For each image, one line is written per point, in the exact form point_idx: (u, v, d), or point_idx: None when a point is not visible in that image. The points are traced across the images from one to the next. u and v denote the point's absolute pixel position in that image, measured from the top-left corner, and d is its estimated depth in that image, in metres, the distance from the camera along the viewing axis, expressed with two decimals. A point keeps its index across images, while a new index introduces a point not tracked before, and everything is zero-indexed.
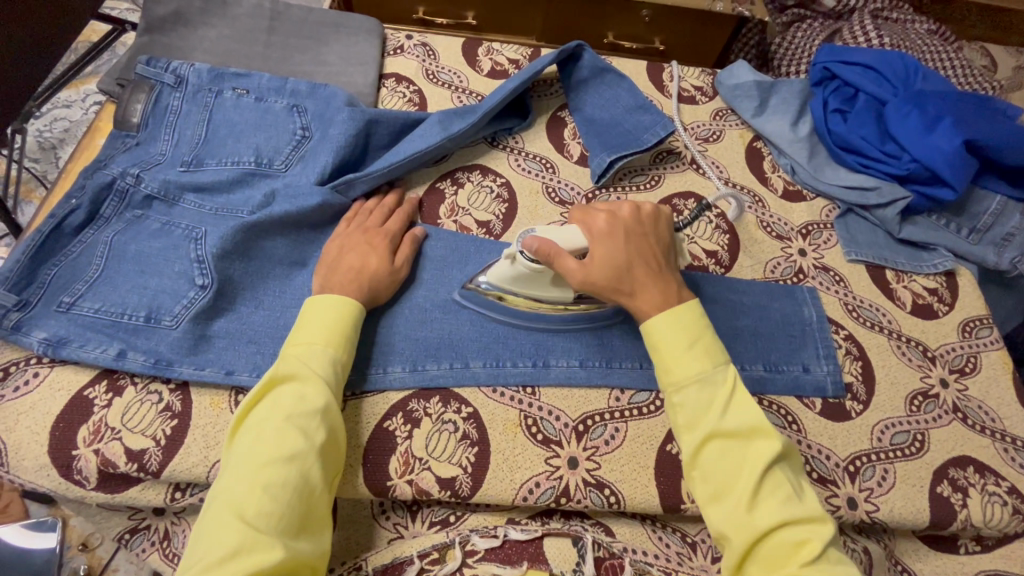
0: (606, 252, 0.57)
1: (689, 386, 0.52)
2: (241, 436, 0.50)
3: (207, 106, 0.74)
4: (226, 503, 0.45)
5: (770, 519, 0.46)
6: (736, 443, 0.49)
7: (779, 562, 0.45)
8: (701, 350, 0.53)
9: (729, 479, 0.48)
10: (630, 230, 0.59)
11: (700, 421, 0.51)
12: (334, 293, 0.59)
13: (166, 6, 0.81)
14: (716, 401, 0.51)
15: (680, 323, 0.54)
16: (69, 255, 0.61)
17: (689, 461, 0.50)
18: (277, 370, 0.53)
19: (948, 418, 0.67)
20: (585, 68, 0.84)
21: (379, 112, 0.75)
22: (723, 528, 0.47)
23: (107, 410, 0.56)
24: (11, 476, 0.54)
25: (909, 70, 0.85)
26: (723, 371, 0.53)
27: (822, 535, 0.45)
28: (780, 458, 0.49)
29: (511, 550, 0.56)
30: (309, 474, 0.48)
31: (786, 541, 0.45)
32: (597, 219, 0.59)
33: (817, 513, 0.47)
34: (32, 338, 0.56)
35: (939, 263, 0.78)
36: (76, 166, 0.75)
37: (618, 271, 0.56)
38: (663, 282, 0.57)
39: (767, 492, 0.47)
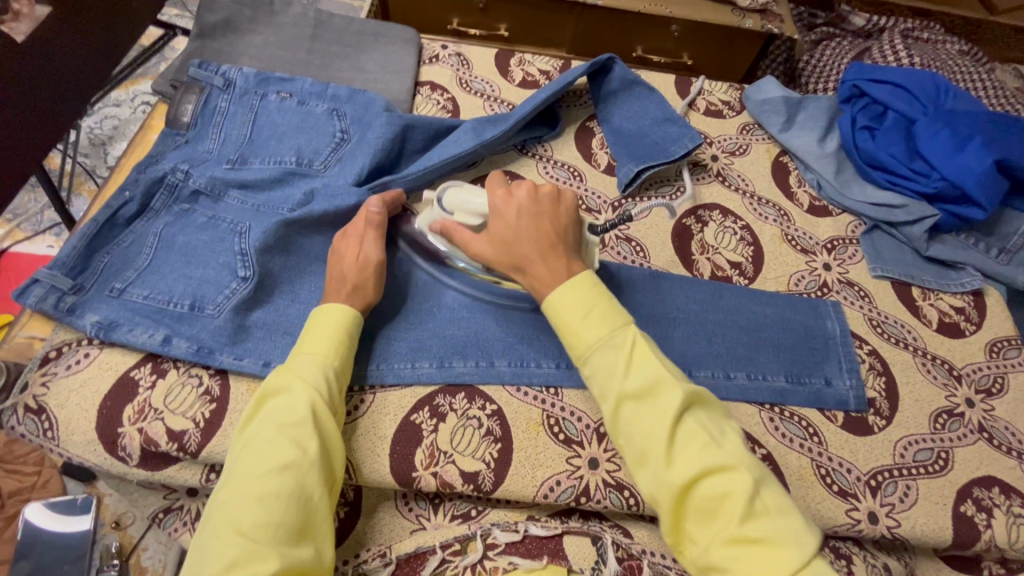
0: (495, 233, 0.59)
1: (592, 355, 0.52)
2: (239, 448, 0.50)
3: (253, 108, 0.77)
4: (224, 517, 0.45)
5: (687, 473, 0.46)
6: (646, 403, 0.49)
7: (712, 517, 0.45)
8: (599, 316, 0.53)
9: (647, 439, 0.48)
10: (518, 208, 0.59)
11: (610, 387, 0.51)
12: (331, 303, 0.59)
13: (218, 13, 0.85)
14: (619, 364, 0.50)
15: (578, 291, 0.54)
16: (121, 244, 0.65)
17: (612, 429, 0.51)
18: (269, 382, 0.53)
19: (972, 437, 0.67)
20: (615, 81, 0.86)
21: (414, 117, 0.78)
22: (651, 490, 0.48)
23: (151, 391, 0.59)
24: (60, 450, 0.57)
25: (939, 91, 0.85)
26: (624, 332, 0.52)
27: (743, 484, 0.45)
28: (689, 407, 0.49)
29: (530, 545, 0.58)
30: (305, 482, 0.48)
31: (711, 494, 0.46)
32: (495, 194, 0.61)
33: (732, 460, 0.47)
34: (85, 320, 0.60)
35: (967, 281, 0.78)
36: (129, 161, 0.79)
37: (508, 250, 0.58)
38: (549, 257, 0.56)
39: (684, 445, 0.47)
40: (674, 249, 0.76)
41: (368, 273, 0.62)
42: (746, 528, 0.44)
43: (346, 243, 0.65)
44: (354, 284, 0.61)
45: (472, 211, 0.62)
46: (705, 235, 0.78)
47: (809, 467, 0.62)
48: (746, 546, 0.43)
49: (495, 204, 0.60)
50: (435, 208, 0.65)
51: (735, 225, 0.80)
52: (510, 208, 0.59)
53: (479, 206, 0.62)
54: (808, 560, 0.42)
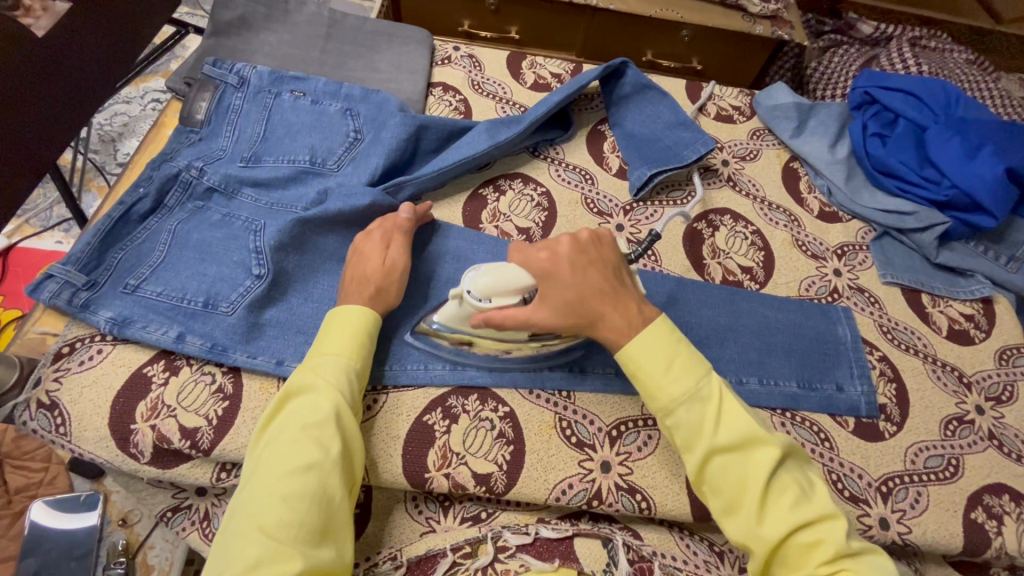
0: (555, 296, 0.54)
1: (678, 408, 0.51)
2: (262, 448, 0.50)
3: (267, 106, 0.78)
4: (249, 516, 0.45)
5: (780, 529, 0.47)
6: (736, 457, 0.50)
7: (801, 564, 0.47)
8: (683, 367, 0.52)
9: (739, 491, 0.49)
10: (570, 263, 0.55)
11: (696, 441, 0.51)
12: (350, 303, 0.59)
13: (233, 12, 0.86)
14: (709, 418, 0.51)
15: (659, 342, 0.53)
16: (134, 241, 0.65)
17: (697, 479, 0.51)
18: (291, 382, 0.53)
19: (982, 444, 0.67)
20: (628, 85, 0.86)
21: (428, 118, 0.78)
22: (742, 540, 0.49)
23: (164, 388, 0.59)
24: (72, 446, 0.57)
25: (950, 98, 0.85)
26: (708, 383, 0.52)
27: (839, 534, 0.47)
28: (780, 460, 0.50)
29: (541, 548, 0.58)
30: (327, 482, 0.48)
31: (802, 543, 0.47)
32: (538, 256, 0.55)
33: (825, 508, 0.48)
34: (99, 316, 0.60)
35: (976, 289, 0.78)
36: (143, 157, 0.79)
37: (576, 309, 0.54)
38: (624, 304, 0.55)
39: (774, 499, 0.48)
40: (685, 253, 0.77)
41: (393, 278, 0.62)
42: (834, 572, 0.46)
43: (369, 242, 0.64)
44: (367, 283, 0.61)
45: (513, 288, 0.54)
46: (717, 240, 0.78)
47: (821, 473, 0.62)
48: None
49: (542, 268, 0.55)
50: (465, 303, 0.56)
51: (745, 230, 0.80)
52: (565, 269, 0.55)
53: (519, 282, 0.54)
54: None
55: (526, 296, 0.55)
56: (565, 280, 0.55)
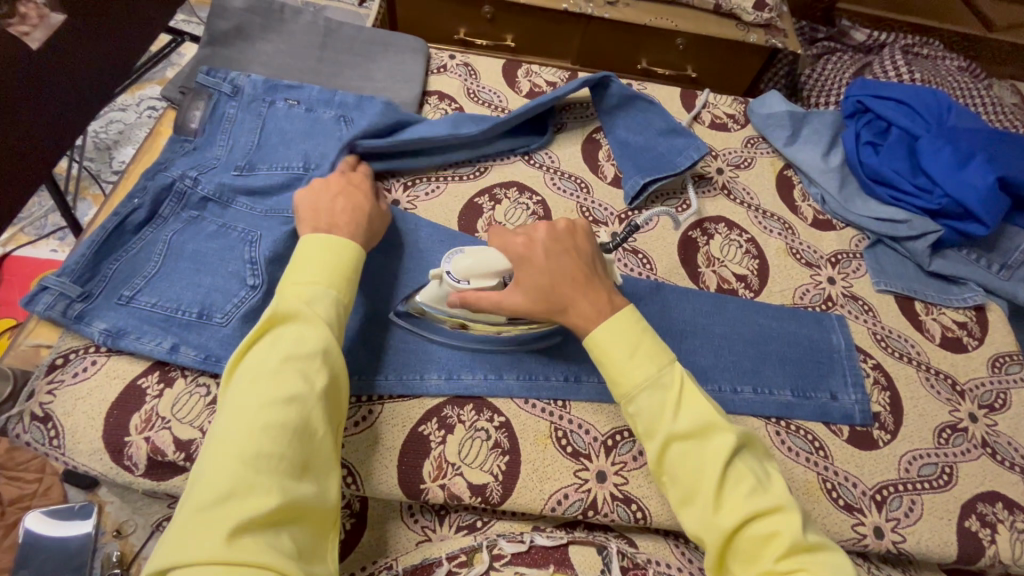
0: (528, 277, 0.57)
1: (640, 395, 0.51)
2: (240, 375, 0.49)
3: (261, 115, 0.78)
4: (229, 442, 0.44)
5: (736, 517, 0.47)
6: (694, 444, 0.50)
7: (754, 556, 0.46)
8: (646, 354, 0.53)
9: (695, 480, 0.49)
10: (544, 249, 0.58)
11: (656, 427, 0.51)
12: (335, 237, 0.59)
13: (228, 21, 0.85)
14: (667, 405, 0.51)
15: (623, 331, 0.54)
16: (129, 251, 0.65)
17: (657, 468, 0.51)
18: (273, 309, 0.52)
19: (976, 452, 0.67)
20: (613, 96, 0.86)
21: (408, 117, 0.80)
22: (697, 529, 0.48)
23: (158, 400, 0.59)
24: (66, 459, 0.57)
25: (942, 106, 0.86)
26: (670, 372, 0.52)
27: (792, 526, 0.46)
28: (738, 449, 0.50)
29: (537, 555, 0.57)
30: (311, 416, 0.48)
31: (756, 535, 0.46)
32: (515, 242, 0.58)
33: (781, 502, 0.48)
34: (94, 328, 0.60)
35: (969, 297, 0.79)
36: (139, 166, 0.79)
37: (546, 294, 0.56)
38: (591, 292, 0.56)
39: (731, 487, 0.48)
40: (680, 261, 0.77)
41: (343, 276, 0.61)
42: (788, 565, 0.45)
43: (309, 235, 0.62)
44: None
45: (490, 270, 0.58)
46: (711, 248, 0.79)
47: (815, 482, 0.63)
48: None
49: (518, 252, 0.58)
50: (444, 283, 0.60)
51: (740, 238, 0.80)
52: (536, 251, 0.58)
53: (493, 265, 0.58)
54: None
55: (503, 278, 0.58)
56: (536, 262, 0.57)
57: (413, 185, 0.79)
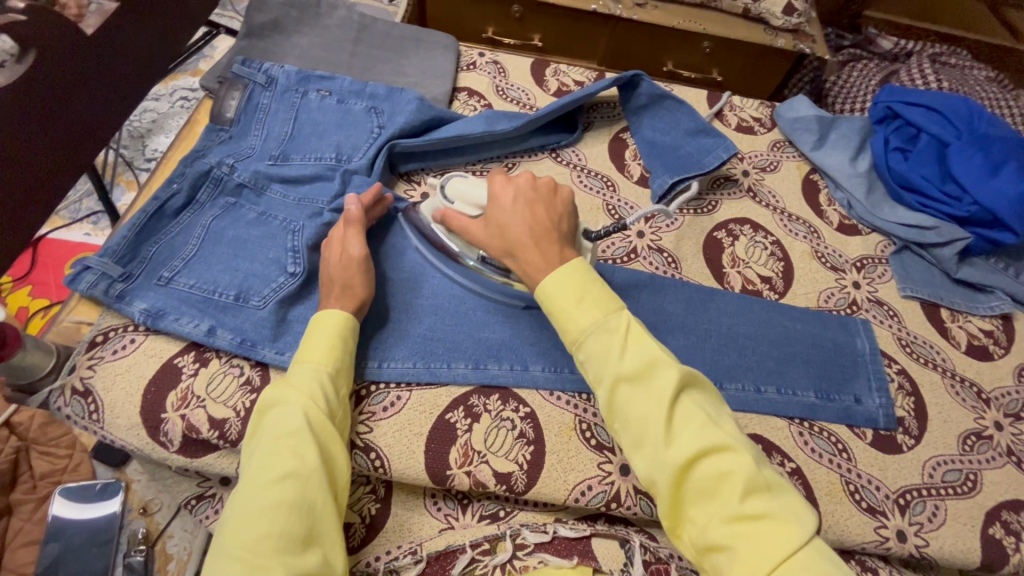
0: (492, 218, 0.59)
1: (587, 338, 0.51)
2: (245, 462, 0.51)
3: (295, 105, 0.79)
4: (229, 532, 0.46)
5: (684, 453, 0.46)
6: (640, 385, 0.49)
7: (707, 497, 0.45)
8: (592, 302, 0.52)
9: (644, 422, 0.47)
10: (515, 195, 0.59)
11: (604, 371, 0.50)
12: (328, 309, 0.60)
13: (266, 14, 0.87)
14: (614, 346, 0.50)
15: (572, 278, 0.53)
16: (168, 234, 0.66)
17: (609, 414, 0.50)
18: (266, 397, 0.54)
19: (1001, 460, 0.67)
20: (643, 95, 0.86)
21: (443, 113, 0.81)
22: (649, 473, 0.47)
23: (194, 378, 0.60)
24: (104, 433, 0.58)
25: (972, 114, 0.85)
26: (617, 316, 0.51)
27: (743, 464, 0.45)
28: (684, 387, 0.49)
29: (560, 545, 0.58)
30: (308, 491, 0.49)
31: (708, 474, 0.45)
32: (493, 181, 0.61)
33: (731, 442, 0.46)
34: (134, 307, 0.61)
35: (996, 305, 0.78)
36: (177, 153, 0.81)
37: (501, 233, 0.58)
38: (544, 245, 0.55)
39: (680, 425, 0.47)
40: (705, 262, 0.77)
41: (352, 272, 0.63)
42: (743, 505, 0.44)
43: (329, 248, 0.65)
44: None
45: (472, 198, 0.63)
46: (736, 248, 0.79)
47: (839, 483, 0.63)
48: (743, 526, 0.43)
49: (491, 193, 0.61)
50: (437, 195, 0.67)
51: (765, 240, 0.81)
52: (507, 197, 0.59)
53: (478, 196, 0.63)
54: (809, 537, 0.42)
55: (479, 211, 0.63)
56: (502, 205, 0.59)
57: (443, 178, 0.81)
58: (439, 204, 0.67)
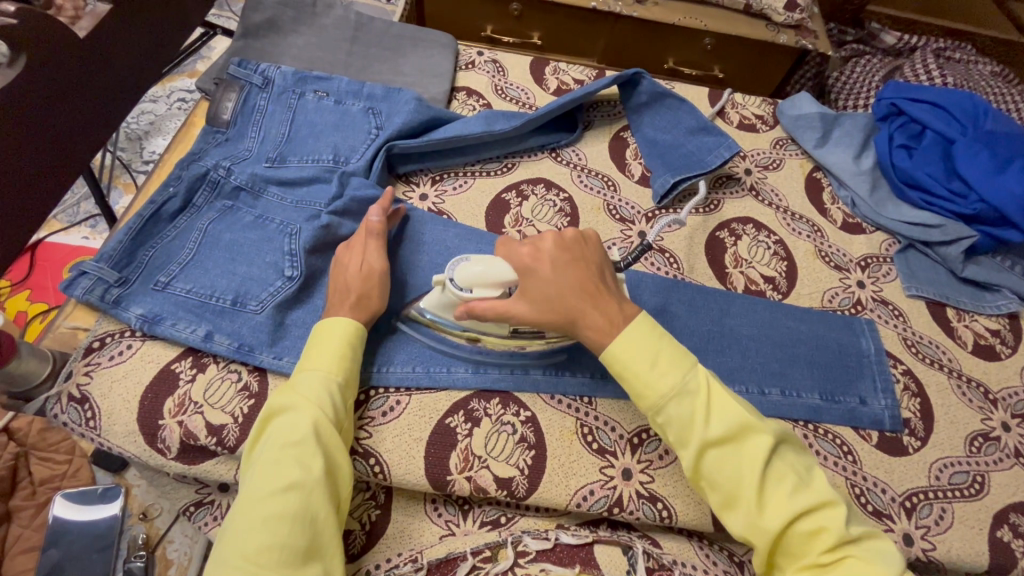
0: (534, 290, 0.54)
1: (668, 404, 0.50)
2: (249, 467, 0.51)
3: (291, 106, 0.79)
4: (231, 540, 0.46)
5: (781, 518, 0.46)
6: (729, 448, 0.49)
7: (799, 552, 0.47)
8: (671, 360, 0.52)
9: (736, 485, 0.48)
10: (552, 260, 0.55)
11: (688, 437, 0.50)
12: (335, 315, 0.59)
13: (262, 14, 0.86)
14: (698, 413, 0.49)
15: (645, 337, 0.52)
16: (165, 239, 0.66)
17: (693, 475, 0.51)
18: (272, 403, 0.53)
19: (1008, 462, 0.66)
20: (643, 93, 0.85)
21: (439, 112, 0.80)
22: (743, 532, 0.48)
23: (191, 385, 0.60)
24: (101, 440, 0.58)
25: (978, 111, 0.84)
26: (694, 375, 0.51)
27: (837, 519, 0.46)
28: (775, 449, 0.49)
29: (562, 553, 0.58)
30: (311, 502, 0.49)
31: (802, 531, 0.46)
32: (519, 251, 0.56)
33: (823, 495, 0.47)
34: (130, 313, 0.61)
35: (1003, 304, 0.77)
36: (173, 156, 0.81)
37: (552, 305, 0.54)
38: (600, 301, 0.54)
39: (773, 489, 0.48)
40: (707, 261, 0.76)
41: (368, 282, 0.62)
42: (832, 556, 0.45)
43: (348, 254, 0.64)
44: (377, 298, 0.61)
45: (493, 281, 0.55)
46: (739, 249, 0.78)
47: (844, 487, 0.62)
48: (836, 574, 0.45)
49: (522, 263, 0.55)
50: (447, 288, 0.58)
51: (768, 239, 0.80)
52: (545, 263, 0.55)
53: (502, 275, 0.55)
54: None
55: (507, 289, 0.56)
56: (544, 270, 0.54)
57: (442, 179, 0.80)
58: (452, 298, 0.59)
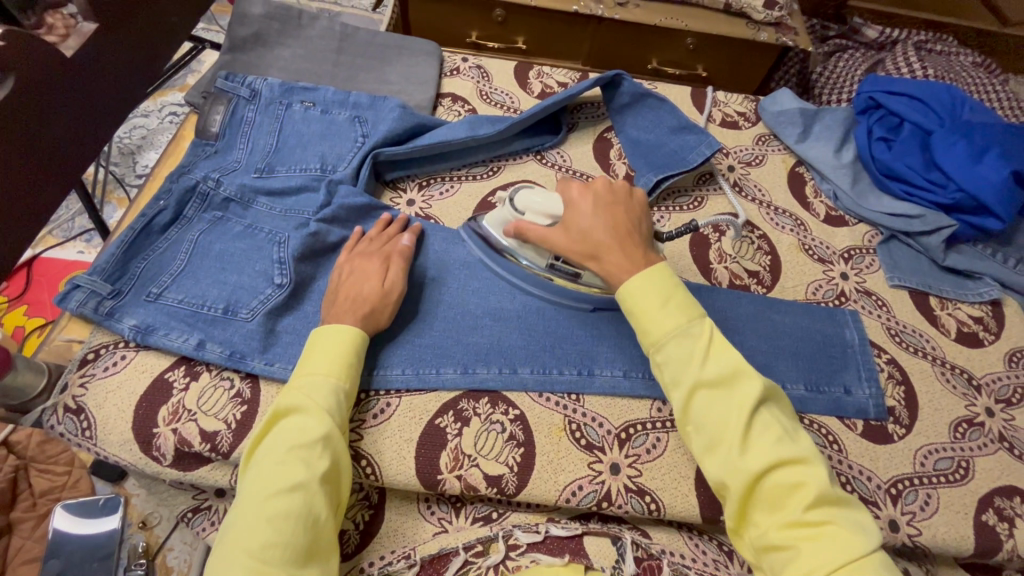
0: (573, 224, 0.60)
1: (669, 342, 0.54)
2: (252, 466, 0.52)
3: (278, 117, 0.80)
4: (235, 537, 0.47)
5: (760, 462, 0.48)
6: (721, 392, 0.52)
7: (777, 505, 0.48)
8: (678, 305, 0.55)
9: (722, 427, 0.50)
10: (594, 202, 0.61)
11: (683, 375, 0.53)
12: (340, 320, 0.60)
13: (248, 27, 0.88)
14: (696, 353, 0.53)
15: (654, 281, 0.56)
16: (157, 251, 0.67)
17: (683, 415, 0.53)
18: (279, 403, 0.54)
19: (993, 447, 0.67)
20: (625, 95, 0.87)
21: (425, 119, 0.81)
22: (721, 476, 0.50)
23: (185, 393, 0.61)
24: (97, 450, 0.59)
25: (955, 102, 0.86)
26: (700, 323, 0.55)
27: (817, 477, 0.48)
28: (764, 399, 0.52)
29: (552, 544, 0.59)
30: (313, 504, 0.50)
31: (781, 484, 0.48)
32: (569, 190, 0.63)
33: (805, 456, 0.49)
34: (124, 324, 0.62)
35: (985, 291, 0.78)
36: (163, 169, 0.82)
37: (584, 239, 0.60)
38: (628, 247, 0.59)
39: (758, 438, 0.50)
40: (692, 257, 0.78)
41: (385, 298, 0.63)
42: (814, 515, 0.46)
43: (361, 264, 0.66)
44: (365, 303, 0.62)
45: (543, 211, 0.63)
46: (723, 244, 0.79)
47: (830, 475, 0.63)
48: (812, 533, 0.46)
49: (569, 198, 0.62)
50: (506, 207, 0.67)
51: (751, 234, 0.81)
52: (586, 207, 0.61)
53: (551, 207, 0.63)
54: (873, 551, 0.45)
55: (553, 221, 0.63)
56: (584, 216, 0.61)
57: (429, 185, 0.81)
58: (509, 218, 0.66)
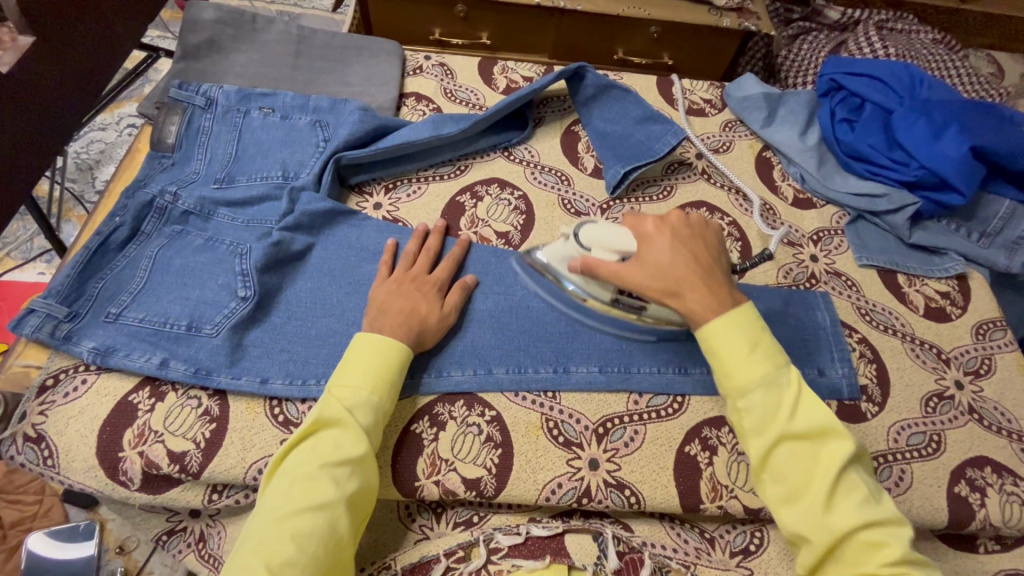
0: (650, 258, 0.58)
1: (755, 391, 0.52)
2: (279, 475, 0.51)
3: (237, 125, 0.78)
4: (256, 548, 0.47)
5: (848, 521, 0.48)
6: (807, 445, 0.52)
7: (857, 562, 0.48)
8: (765, 353, 0.54)
9: (806, 480, 0.50)
10: (670, 238, 0.59)
11: (769, 426, 0.52)
12: (382, 334, 0.59)
13: (200, 34, 0.85)
14: (785, 405, 0.52)
15: (742, 328, 0.54)
16: (115, 269, 0.65)
17: (760, 465, 0.53)
18: (320, 414, 0.53)
19: (963, 419, 0.68)
20: (590, 87, 0.86)
21: (388, 120, 0.80)
22: (801, 530, 0.50)
23: (150, 414, 0.59)
24: (61, 478, 0.57)
25: (915, 80, 0.87)
26: (787, 372, 0.54)
27: (899, 539, 0.48)
28: (852, 459, 0.51)
29: (533, 546, 0.59)
30: (336, 524, 0.50)
31: (863, 541, 0.48)
32: (645, 225, 0.60)
33: (890, 516, 0.50)
34: (82, 347, 0.60)
35: (950, 266, 0.79)
36: (119, 185, 0.80)
37: (665, 274, 0.57)
38: (708, 279, 0.57)
39: (843, 495, 0.50)
40: None
41: None
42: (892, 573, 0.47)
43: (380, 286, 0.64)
44: None
45: (613, 247, 0.59)
46: None
47: None
48: None
49: (643, 233, 0.60)
50: (571, 243, 0.63)
51: (722, 221, 0.81)
52: (662, 243, 0.58)
53: (623, 244, 0.59)
54: None
55: (622, 257, 0.59)
56: (662, 249, 0.58)
57: (395, 186, 0.80)
58: (574, 254, 0.62)
